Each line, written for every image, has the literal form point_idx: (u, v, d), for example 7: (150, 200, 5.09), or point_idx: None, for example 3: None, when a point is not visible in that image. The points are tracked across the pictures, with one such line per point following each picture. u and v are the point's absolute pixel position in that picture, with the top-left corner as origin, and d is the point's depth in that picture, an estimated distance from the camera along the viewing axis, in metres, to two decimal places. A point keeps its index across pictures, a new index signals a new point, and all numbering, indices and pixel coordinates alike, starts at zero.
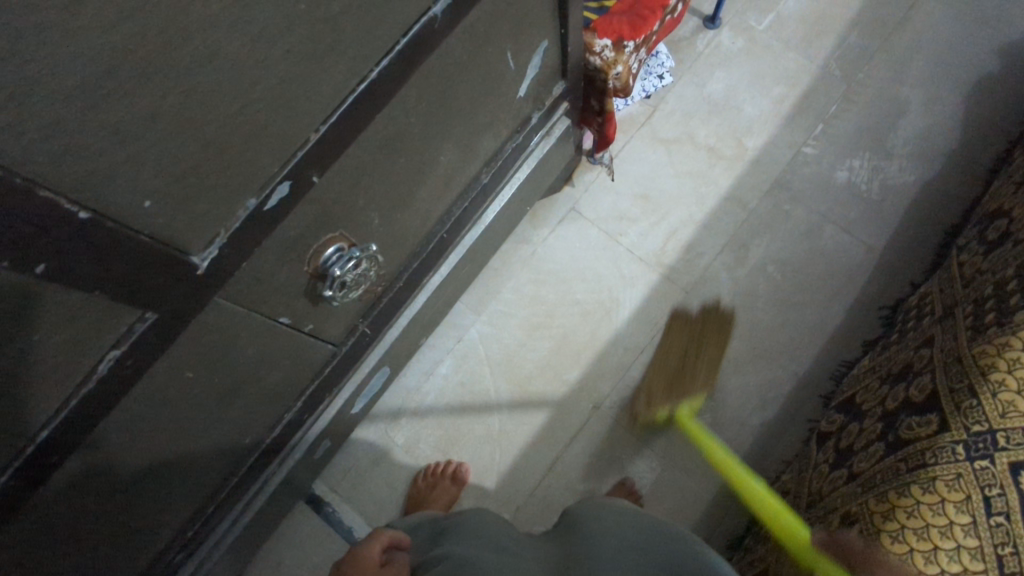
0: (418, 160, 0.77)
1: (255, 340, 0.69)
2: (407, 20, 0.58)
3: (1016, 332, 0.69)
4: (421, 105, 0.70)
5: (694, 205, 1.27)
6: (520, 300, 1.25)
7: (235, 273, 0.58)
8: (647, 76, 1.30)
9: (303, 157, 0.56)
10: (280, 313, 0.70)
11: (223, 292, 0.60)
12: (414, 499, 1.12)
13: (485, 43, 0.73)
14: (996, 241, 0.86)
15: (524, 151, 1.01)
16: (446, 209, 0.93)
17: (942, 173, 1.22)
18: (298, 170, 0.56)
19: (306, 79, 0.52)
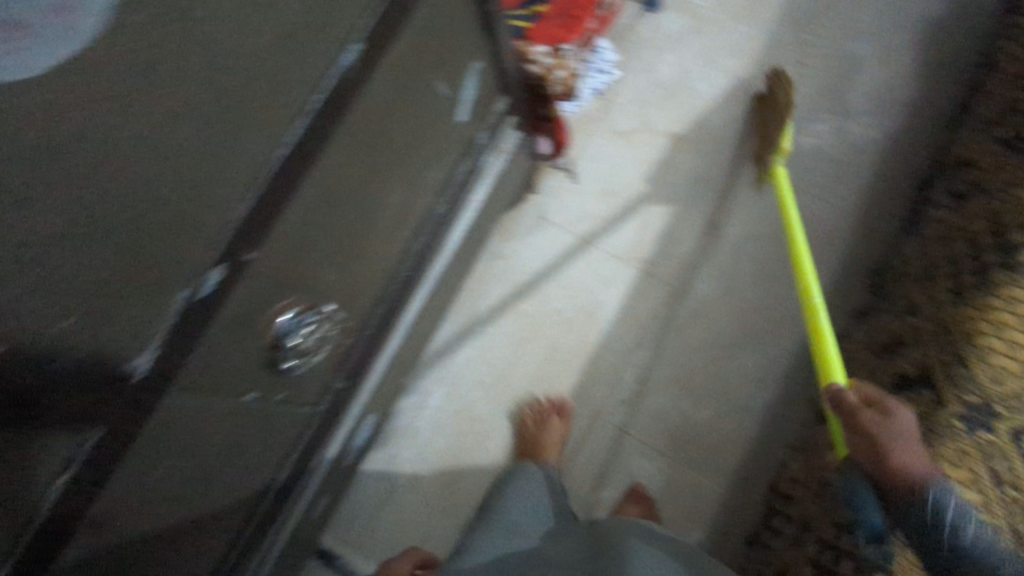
0: (360, 209, 0.72)
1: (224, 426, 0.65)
2: (315, 74, 0.55)
3: (997, 292, 0.67)
4: (353, 152, 0.66)
5: (662, 193, 1.23)
6: (502, 318, 1.22)
7: (181, 369, 0.54)
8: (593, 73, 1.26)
9: (235, 236, 0.51)
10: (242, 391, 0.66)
11: (176, 391, 0.54)
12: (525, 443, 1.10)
13: (412, 77, 0.70)
14: (967, 195, 0.83)
15: (479, 173, 0.99)
16: (403, 246, 0.90)
17: (906, 125, 1.20)
18: (232, 251, 0.52)
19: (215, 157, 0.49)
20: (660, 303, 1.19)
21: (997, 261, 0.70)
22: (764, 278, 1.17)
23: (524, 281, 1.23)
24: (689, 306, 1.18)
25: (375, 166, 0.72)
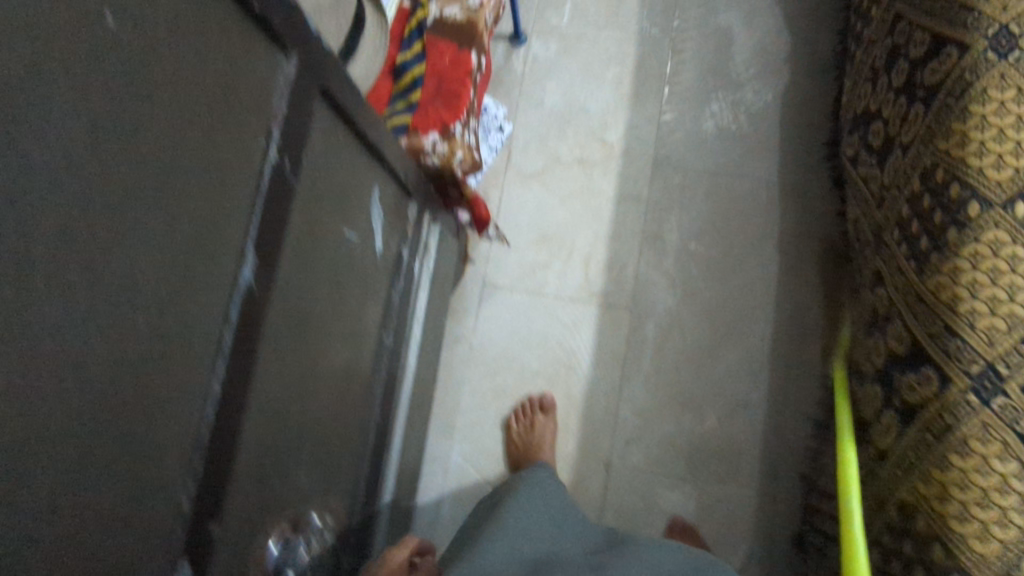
0: (310, 400, 0.61)
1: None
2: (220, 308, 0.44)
3: (956, 253, 0.66)
4: (289, 352, 0.55)
5: (593, 222, 1.19)
6: (482, 400, 1.14)
7: None
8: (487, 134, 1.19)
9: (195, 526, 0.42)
10: None
11: None
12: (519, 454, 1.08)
13: (329, 240, 0.60)
14: (884, 149, 0.83)
15: (414, 285, 0.86)
16: (369, 402, 0.77)
17: (793, 79, 1.21)
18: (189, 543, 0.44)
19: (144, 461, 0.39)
20: (630, 330, 1.15)
21: (946, 218, 0.67)
22: (722, 271, 1.15)
23: (489, 350, 1.16)
24: (657, 322, 1.14)
25: (317, 354, 0.62)
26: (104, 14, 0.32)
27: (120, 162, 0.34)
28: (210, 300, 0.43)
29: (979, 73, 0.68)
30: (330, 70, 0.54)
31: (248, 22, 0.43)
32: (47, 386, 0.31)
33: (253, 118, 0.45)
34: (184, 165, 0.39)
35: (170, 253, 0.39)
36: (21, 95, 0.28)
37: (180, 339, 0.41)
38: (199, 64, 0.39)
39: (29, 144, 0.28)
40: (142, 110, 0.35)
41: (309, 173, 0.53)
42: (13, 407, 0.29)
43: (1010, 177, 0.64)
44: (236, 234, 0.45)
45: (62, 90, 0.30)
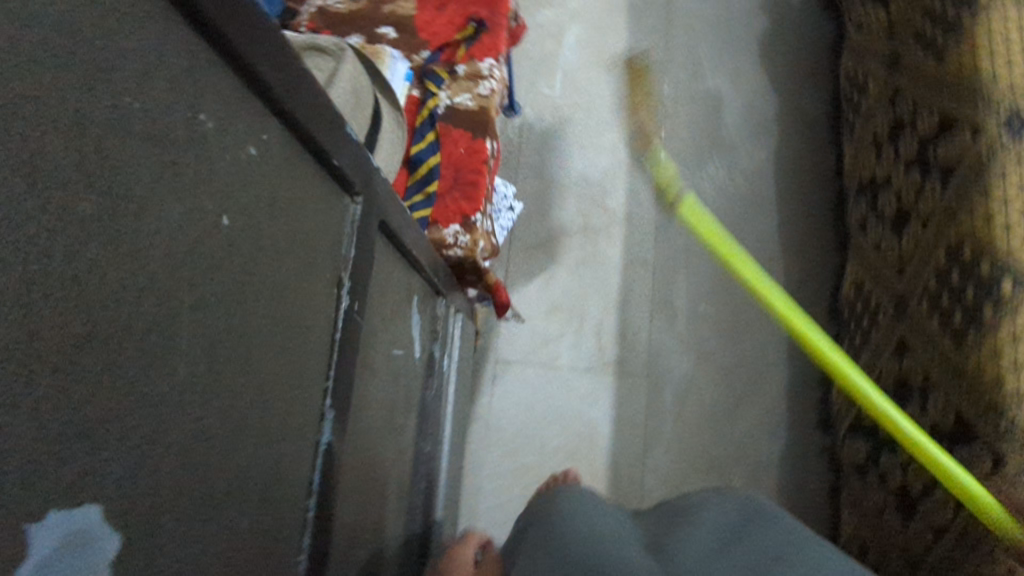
0: (373, 534, 0.58)
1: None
2: (304, 475, 0.41)
3: (994, 331, 0.67)
4: (356, 497, 0.52)
5: (603, 290, 1.18)
6: (507, 481, 1.08)
7: None
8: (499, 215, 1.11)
9: None
10: None
11: None
12: None
13: (378, 363, 0.56)
14: (897, 219, 0.87)
15: (443, 383, 0.84)
16: (415, 512, 0.73)
17: (784, 139, 1.24)
18: None
19: None
20: (648, 397, 1.13)
21: (977, 295, 0.70)
22: (732, 331, 1.16)
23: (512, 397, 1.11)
24: (675, 388, 1.13)
25: (376, 485, 0.58)
26: (221, 221, 0.29)
27: (230, 364, 0.31)
28: (299, 479, 0.40)
29: (992, 154, 0.71)
30: (384, 199, 0.52)
31: (323, 175, 0.42)
32: None
33: (327, 271, 0.43)
34: (275, 340, 0.36)
35: (267, 440, 0.35)
36: (161, 307, 0.25)
37: (276, 528, 0.37)
38: (288, 232, 0.37)
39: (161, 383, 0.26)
40: (248, 287, 0.32)
41: (371, 307, 0.52)
42: None
43: None
44: (317, 397, 0.42)
45: (190, 311, 0.27)
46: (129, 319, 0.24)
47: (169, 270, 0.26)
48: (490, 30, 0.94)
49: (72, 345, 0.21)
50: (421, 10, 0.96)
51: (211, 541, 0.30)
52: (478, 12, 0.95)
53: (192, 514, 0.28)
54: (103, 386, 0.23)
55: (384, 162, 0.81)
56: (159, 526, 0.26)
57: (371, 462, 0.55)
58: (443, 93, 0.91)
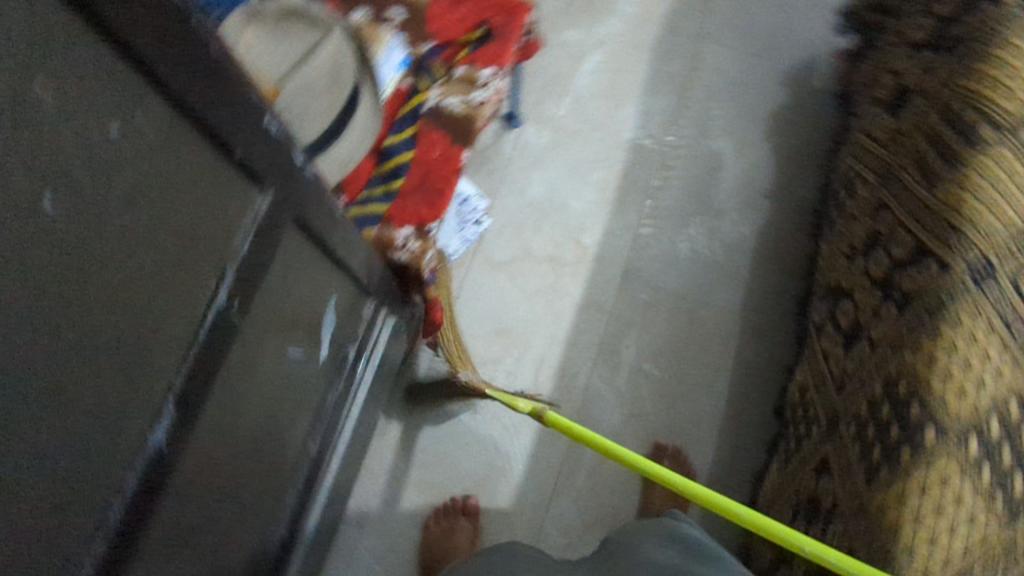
0: (214, 535, 0.54)
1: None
2: (122, 484, 0.37)
3: (908, 474, 0.65)
4: (198, 496, 0.49)
5: (553, 324, 1.15)
6: (409, 494, 1.05)
7: None
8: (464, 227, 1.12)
9: None
10: None
11: None
12: (432, 552, 1.00)
13: (266, 359, 0.53)
14: (850, 333, 0.84)
15: (354, 386, 0.80)
16: (279, 509, 0.70)
17: (772, 218, 1.20)
18: None
19: None
20: (569, 443, 1.10)
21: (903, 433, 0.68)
22: (672, 400, 1.12)
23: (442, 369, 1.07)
24: None
25: (230, 484, 0.55)
26: (53, 205, 0.27)
27: (38, 361, 0.28)
28: (116, 484, 0.36)
29: (953, 298, 0.69)
30: (303, 197, 0.48)
31: (224, 168, 0.38)
32: None
33: (206, 266, 0.39)
34: (114, 337, 0.33)
35: (76, 443, 0.32)
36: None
37: (72, 539, 0.34)
38: (156, 221, 0.33)
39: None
40: (104, 273, 0.31)
41: (260, 305, 0.48)
42: None
43: (971, 406, 0.63)
44: (157, 398, 0.39)
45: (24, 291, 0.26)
46: None
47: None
48: (497, 39, 0.90)
49: None
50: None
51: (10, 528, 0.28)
52: (491, 17, 0.91)
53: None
54: None
55: (348, 149, 0.78)
56: None
57: (225, 462, 0.52)
58: (433, 92, 0.87)
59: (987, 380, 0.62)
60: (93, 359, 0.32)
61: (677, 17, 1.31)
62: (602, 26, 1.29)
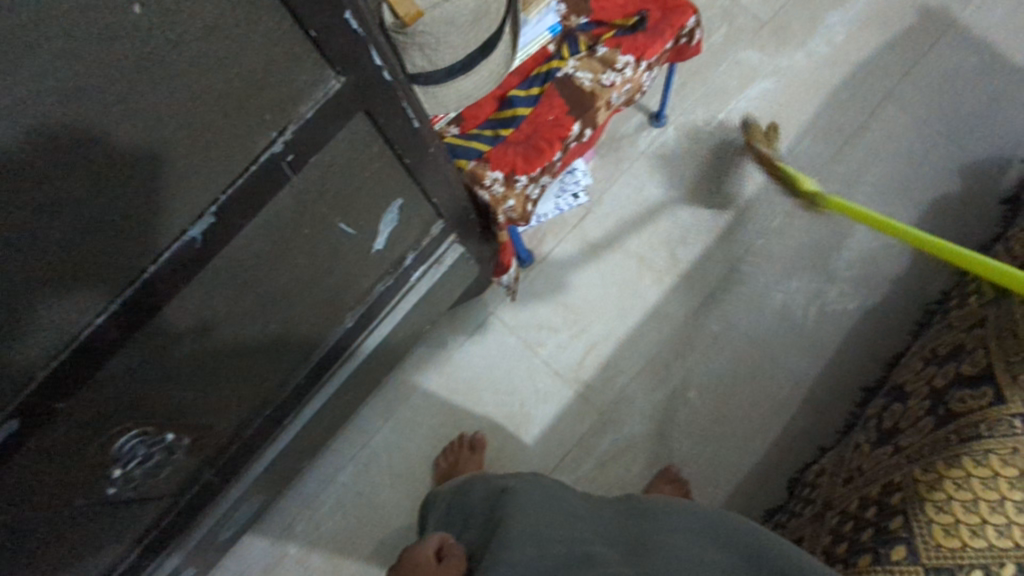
0: (234, 335, 0.68)
1: (57, 530, 0.63)
2: (151, 245, 0.50)
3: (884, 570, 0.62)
4: (225, 296, 0.63)
5: (619, 318, 1.16)
6: (429, 409, 1.14)
7: None
8: (561, 194, 1.18)
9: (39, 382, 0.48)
10: (73, 499, 0.61)
11: None
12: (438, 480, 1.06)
13: (310, 215, 0.64)
14: (887, 434, 0.78)
15: (403, 288, 0.92)
16: (303, 354, 0.83)
17: (884, 305, 1.11)
18: (29, 403, 0.49)
19: (24, 316, 0.44)
20: (589, 430, 1.10)
21: (901, 526, 0.63)
22: (702, 437, 1.08)
23: (553, 257, 1.19)
24: (613, 441, 1.09)
25: (260, 304, 0.69)
26: (145, 24, 0.38)
27: (112, 116, 0.41)
28: (149, 244, 0.50)
29: (991, 432, 0.63)
30: (378, 95, 0.57)
31: (298, 35, 0.47)
32: (22, 223, 0.40)
33: (269, 116, 0.51)
34: (176, 130, 0.46)
35: (123, 193, 0.45)
36: (100, 46, 0.37)
37: (104, 259, 0.47)
38: (226, 61, 0.45)
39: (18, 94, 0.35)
40: (190, 71, 0.43)
41: (311, 168, 0.59)
42: (16, 218, 0.40)
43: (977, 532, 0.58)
44: (200, 200, 0.51)
45: (122, 59, 0.39)
46: (58, 45, 0.35)
47: (98, 31, 0.36)
48: (649, 31, 0.94)
49: (17, 39, 0.33)
50: None
51: (70, 203, 0.42)
52: (651, 10, 0.95)
53: (72, 170, 0.41)
54: (23, 69, 0.34)
55: (471, 86, 0.88)
56: (36, 163, 0.39)
57: (248, 280, 0.64)
58: (571, 62, 0.94)
59: (1010, 500, 0.58)
60: (168, 129, 0.45)
61: (869, 70, 1.25)
62: (785, 57, 1.27)
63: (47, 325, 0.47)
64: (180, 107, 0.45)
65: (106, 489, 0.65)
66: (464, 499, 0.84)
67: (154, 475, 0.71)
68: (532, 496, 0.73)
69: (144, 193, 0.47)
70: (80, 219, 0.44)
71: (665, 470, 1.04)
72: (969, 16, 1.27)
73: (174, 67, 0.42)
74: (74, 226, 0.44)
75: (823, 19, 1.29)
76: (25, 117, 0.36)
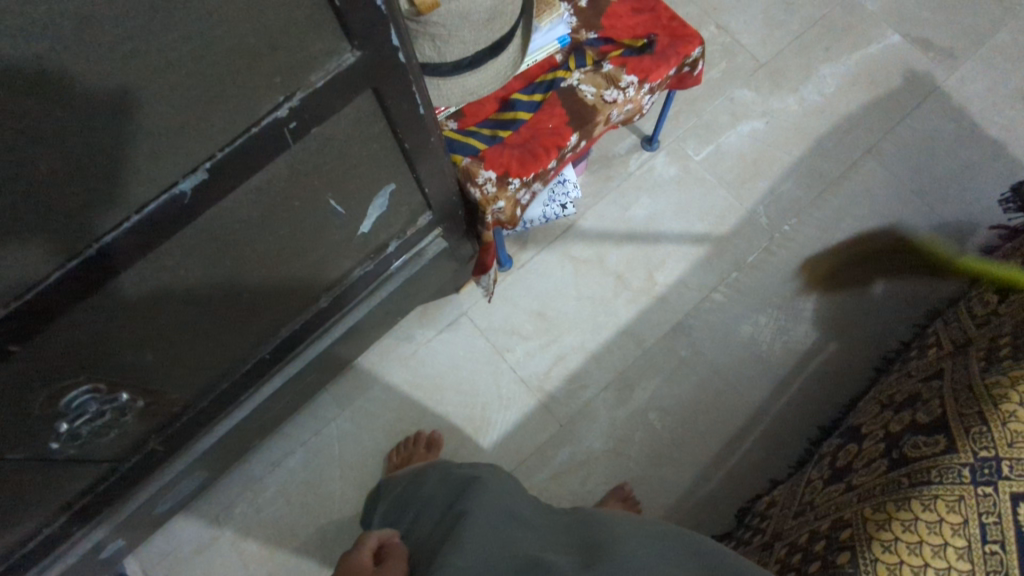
0: (203, 300, 0.66)
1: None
2: (137, 192, 0.49)
3: None
4: (200, 259, 0.61)
5: (590, 332, 1.16)
6: (389, 402, 1.12)
7: None
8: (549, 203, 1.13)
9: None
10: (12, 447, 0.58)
11: None
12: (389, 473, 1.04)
13: (301, 185, 0.63)
14: (838, 472, 0.80)
15: (380, 276, 0.91)
16: (272, 328, 0.82)
17: (845, 349, 1.15)
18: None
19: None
20: (548, 440, 1.10)
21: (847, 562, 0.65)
22: (657, 458, 1.09)
23: (531, 265, 1.20)
24: (570, 454, 1.09)
25: (236, 270, 0.67)
26: None
27: (124, 53, 0.40)
28: (136, 191, 0.49)
29: (941, 478, 0.65)
30: (389, 74, 0.56)
31: (321, 3, 0.47)
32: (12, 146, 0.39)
33: (279, 79, 0.50)
34: (186, 78, 0.45)
35: (120, 131, 0.44)
36: None
37: (88, 198, 0.46)
38: (246, 18, 0.44)
39: (33, 17, 0.34)
40: (210, 24, 0.43)
41: (312, 139, 0.58)
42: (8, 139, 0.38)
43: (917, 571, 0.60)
44: (196, 153, 0.50)
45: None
46: None
47: None
48: (656, 55, 0.96)
49: None
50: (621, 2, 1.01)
51: (63, 136, 0.41)
52: (659, 35, 0.97)
53: (72, 101, 0.40)
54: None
55: (476, 82, 0.88)
56: (36, 87, 0.37)
57: (228, 244, 0.63)
58: (577, 74, 0.95)
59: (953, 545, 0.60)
60: (175, 76, 0.44)
61: (854, 123, 1.29)
62: (778, 100, 1.31)
63: (17, 260, 0.45)
64: (192, 57, 0.44)
65: (49, 441, 0.62)
66: (419, 494, 0.83)
67: (102, 433, 0.68)
68: (489, 501, 0.72)
69: (139, 137, 0.46)
70: (71, 153, 0.43)
71: (617, 488, 1.05)
72: (952, 86, 1.33)
73: (192, 16, 0.41)
74: (64, 158, 0.42)
75: (816, 69, 1.33)
76: (41, 37, 0.35)
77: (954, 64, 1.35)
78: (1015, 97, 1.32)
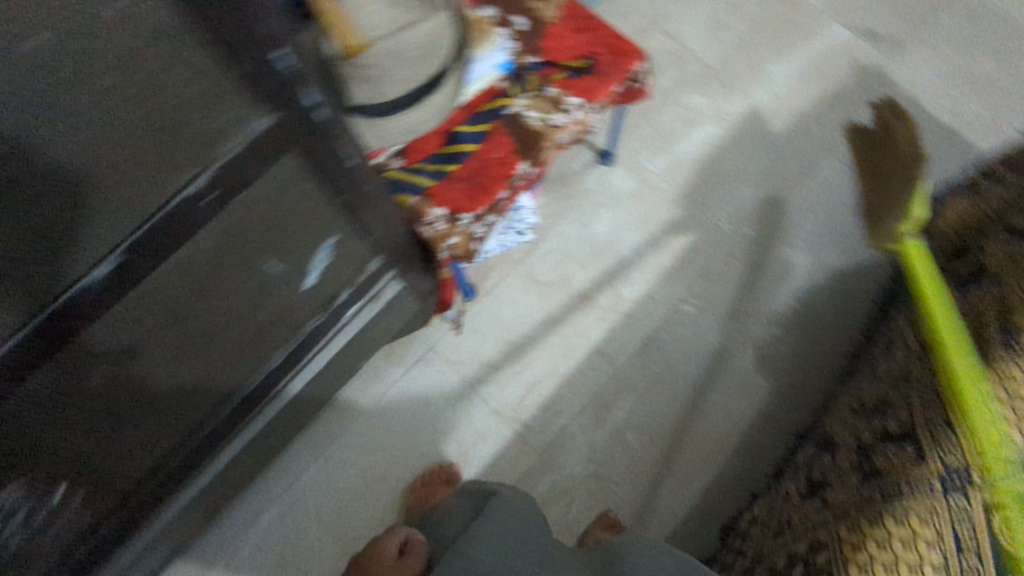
0: (142, 374, 0.64)
1: None
2: (44, 282, 0.46)
3: None
4: (135, 335, 0.59)
5: (560, 356, 1.15)
6: (361, 446, 1.09)
7: None
8: (507, 230, 1.15)
9: None
10: None
11: None
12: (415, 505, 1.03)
13: (231, 250, 0.61)
14: (813, 487, 0.79)
15: (335, 326, 0.88)
16: (226, 390, 0.79)
17: (815, 351, 1.15)
18: None
19: None
20: (527, 471, 1.08)
21: None
22: (638, 479, 1.08)
23: (496, 293, 1.18)
24: (551, 483, 1.07)
25: (175, 342, 0.65)
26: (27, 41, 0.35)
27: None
28: (44, 280, 0.46)
29: (913, 492, 0.64)
30: (314, 135, 0.54)
31: (224, 68, 0.44)
32: None
33: (193, 150, 0.48)
34: (87, 157, 0.43)
35: (18, 229, 0.42)
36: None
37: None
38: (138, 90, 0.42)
39: None
40: (99, 98, 0.41)
41: (237, 205, 0.56)
42: None
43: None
44: (111, 232, 0.48)
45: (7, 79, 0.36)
46: None
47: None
48: (597, 74, 0.95)
49: None
50: (560, 22, 1.00)
51: None
52: (599, 54, 0.97)
53: None
54: None
55: (416, 119, 0.87)
56: None
57: (158, 320, 0.60)
58: (520, 100, 0.94)
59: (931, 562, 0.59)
60: (72, 156, 0.42)
61: (807, 121, 1.30)
62: (730, 103, 1.30)
63: None
64: (86, 135, 0.42)
65: None
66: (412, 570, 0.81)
67: (45, 528, 0.64)
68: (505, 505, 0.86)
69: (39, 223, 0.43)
70: None
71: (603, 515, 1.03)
72: (900, 76, 1.34)
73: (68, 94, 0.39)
74: None
75: (765, 70, 1.33)
76: None
77: (900, 53, 1.35)
78: (963, 82, 1.32)
